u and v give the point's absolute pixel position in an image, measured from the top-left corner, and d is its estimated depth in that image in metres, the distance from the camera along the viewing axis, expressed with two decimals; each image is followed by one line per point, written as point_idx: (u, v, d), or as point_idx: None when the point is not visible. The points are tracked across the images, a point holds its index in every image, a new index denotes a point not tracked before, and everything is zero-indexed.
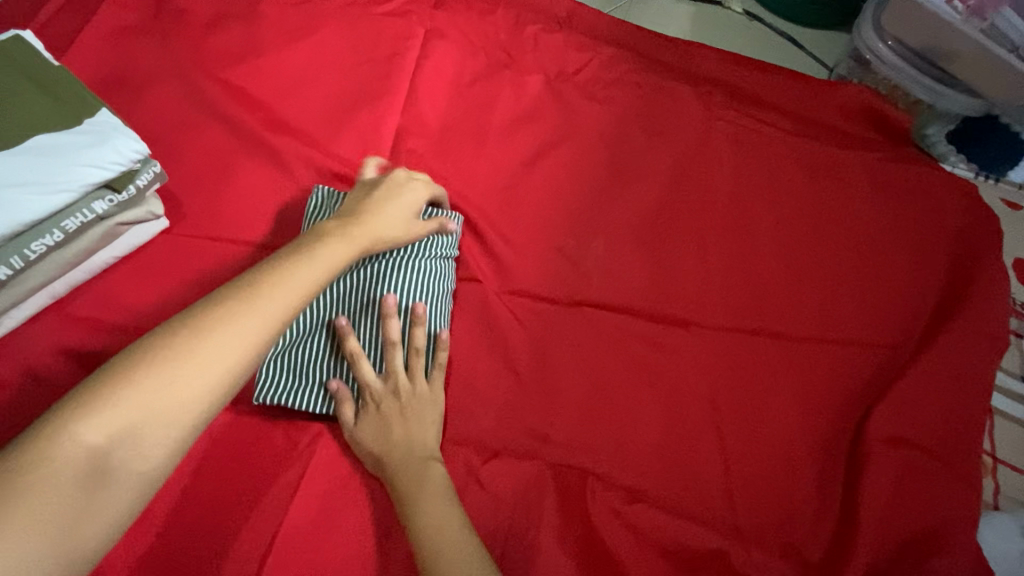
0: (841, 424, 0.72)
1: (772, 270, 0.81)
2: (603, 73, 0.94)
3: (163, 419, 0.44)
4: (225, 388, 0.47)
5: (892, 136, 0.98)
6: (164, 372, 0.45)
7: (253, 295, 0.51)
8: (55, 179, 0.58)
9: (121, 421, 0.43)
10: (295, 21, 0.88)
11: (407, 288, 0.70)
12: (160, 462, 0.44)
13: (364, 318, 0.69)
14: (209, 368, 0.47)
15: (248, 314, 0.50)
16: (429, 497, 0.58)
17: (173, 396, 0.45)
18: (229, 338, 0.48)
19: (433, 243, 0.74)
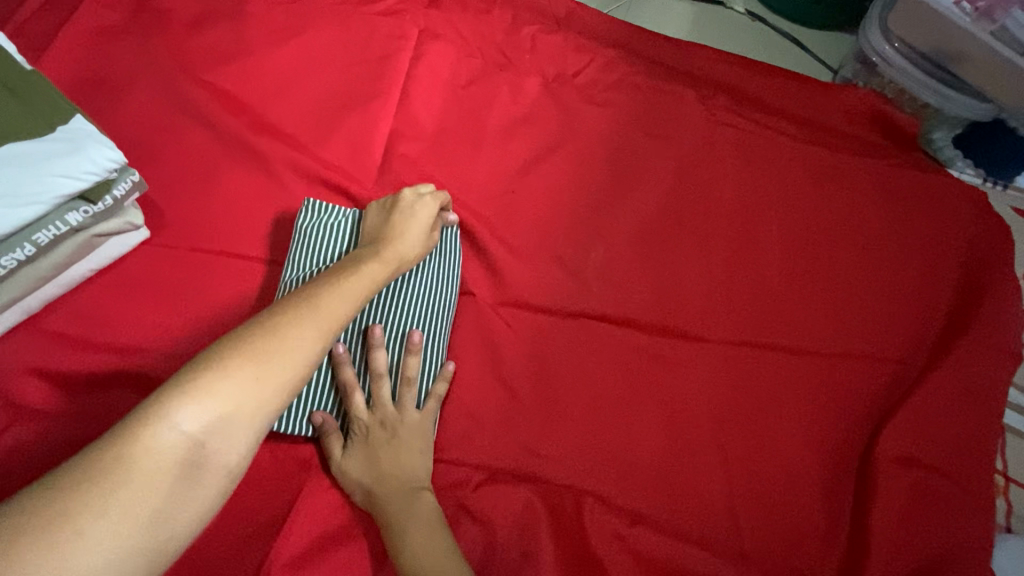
0: (850, 444, 0.70)
1: (778, 282, 0.79)
2: (603, 75, 0.91)
3: (253, 414, 0.43)
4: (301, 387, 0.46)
5: (898, 142, 0.96)
6: (250, 366, 0.44)
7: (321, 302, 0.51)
8: (26, 189, 0.54)
9: (214, 415, 0.42)
10: (283, 21, 0.85)
11: (402, 314, 0.69)
12: (242, 460, 0.43)
13: (356, 343, 0.67)
14: (292, 365, 0.46)
15: (321, 318, 0.50)
16: (417, 535, 0.56)
17: (260, 392, 0.44)
18: (304, 337, 0.47)
19: (428, 264, 0.72)
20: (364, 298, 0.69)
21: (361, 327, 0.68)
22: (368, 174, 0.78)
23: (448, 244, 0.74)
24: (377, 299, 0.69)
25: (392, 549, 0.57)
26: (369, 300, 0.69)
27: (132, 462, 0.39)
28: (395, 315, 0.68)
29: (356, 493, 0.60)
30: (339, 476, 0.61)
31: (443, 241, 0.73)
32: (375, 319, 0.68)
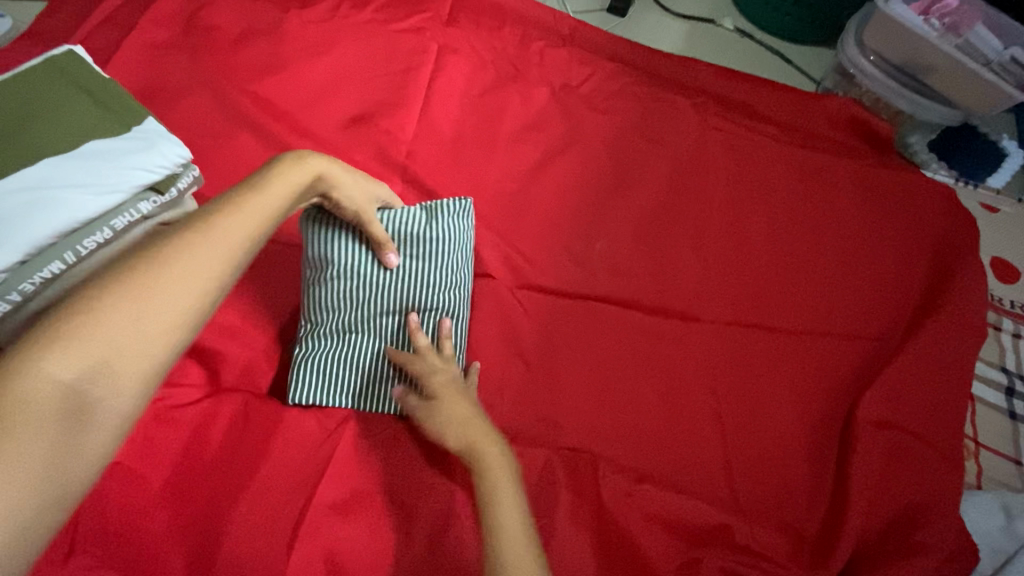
0: (832, 410, 0.77)
1: (765, 267, 0.87)
2: (604, 85, 1.01)
3: (136, 350, 0.40)
4: (201, 312, 0.44)
5: (877, 144, 1.05)
6: (131, 300, 0.41)
7: (217, 227, 0.47)
8: (110, 179, 0.63)
9: (92, 356, 0.38)
10: (316, 37, 0.94)
11: (432, 305, 0.71)
12: (139, 396, 0.40)
13: (393, 329, 0.70)
14: (186, 293, 0.43)
15: (212, 242, 0.46)
16: (505, 507, 0.55)
17: (145, 325, 0.41)
18: (195, 264, 0.44)
19: (453, 252, 0.74)
20: (395, 290, 0.71)
21: (396, 319, 0.70)
22: (396, 172, 0.86)
23: (466, 229, 0.76)
24: (405, 290, 0.71)
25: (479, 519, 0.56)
26: (400, 292, 0.71)
27: None
28: (426, 303, 0.71)
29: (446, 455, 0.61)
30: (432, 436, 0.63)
31: (460, 226, 0.75)
32: (408, 311, 0.71)
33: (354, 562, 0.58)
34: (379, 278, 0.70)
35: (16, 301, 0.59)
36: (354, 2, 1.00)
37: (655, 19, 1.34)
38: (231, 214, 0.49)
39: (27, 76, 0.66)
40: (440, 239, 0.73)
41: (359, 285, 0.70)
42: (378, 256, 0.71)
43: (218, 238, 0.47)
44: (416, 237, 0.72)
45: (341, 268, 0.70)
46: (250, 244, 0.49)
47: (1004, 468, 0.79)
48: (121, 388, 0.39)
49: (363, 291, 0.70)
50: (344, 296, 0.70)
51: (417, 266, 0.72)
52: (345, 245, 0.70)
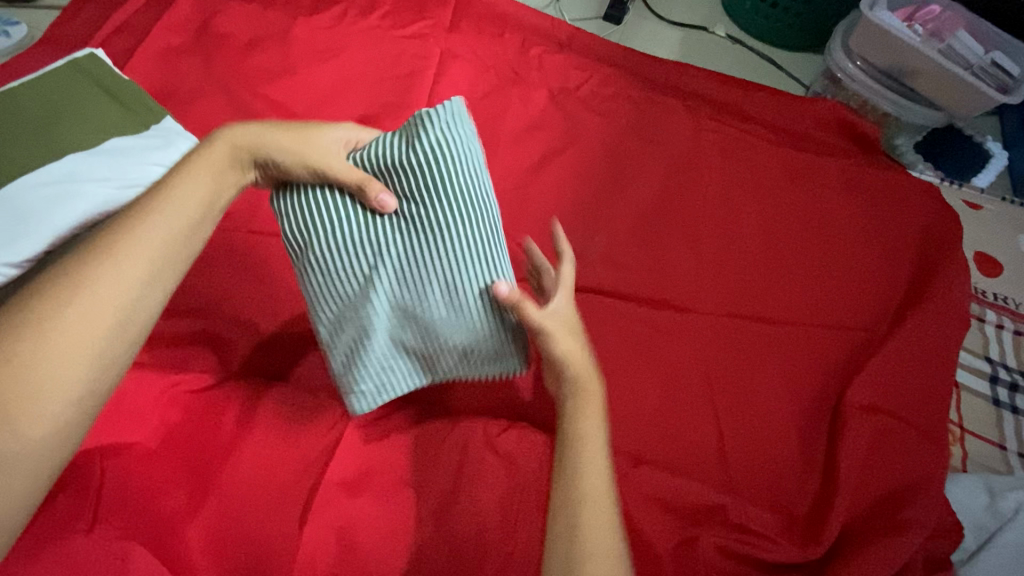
0: (822, 397, 0.80)
1: (757, 262, 0.91)
2: (601, 88, 1.05)
3: (51, 379, 0.42)
4: (115, 333, 0.46)
5: (863, 145, 1.09)
6: (40, 334, 0.43)
7: (123, 256, 0.48)
8: (132, 175, 0.65)
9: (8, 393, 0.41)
10: (324, 43, 0.98)
11: (453, 267, 0.59)
12: (68, 416, 0.43)
13: (424, 309, 0.60)
14: (96, 322, 0.45)
15: (116, 274, 0.47)
16: (597, 475, 0.51)
17: (50, 368, 0.42)
18: (102, 291, 0.46)
19: (454, 184, 0.57)
20: (398, 264, 0.59)
21: (415, 299, 0.60)
22: None
23: (470, 146, 0.58)
24: (411, 259, 0.59)
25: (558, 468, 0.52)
26: (404, 261, 0.59)
27: None
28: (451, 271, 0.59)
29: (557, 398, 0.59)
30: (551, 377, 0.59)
31: (456, 143, 0.57)
32: (423, 286, 0.59)
33: (364, 538, 0.60)
34: (386, 252, 0.59)
35: None
36: (360, 9, 1.04)
37: (649, 26, 1.39)
38: (139, 232, 0.49)
39: (53, 78, 0.70)
40: (436, 175, 0.56)
41: (361, 264, 0.59)
42: (371, 222, 0.58)
43: (123, 271, 0.47)
44: (404, 176, 0.57)
45: (336, 245, 0.58)
46: (161, 269, 0.49)
47: (988, 452, 0.83)
48: (41, 424, 0.42)
49: (367, 272, 0.59)
50: (349, 284, 0.60)
51: (419, 223, 0.58)
52: (329, 214, 0.58)
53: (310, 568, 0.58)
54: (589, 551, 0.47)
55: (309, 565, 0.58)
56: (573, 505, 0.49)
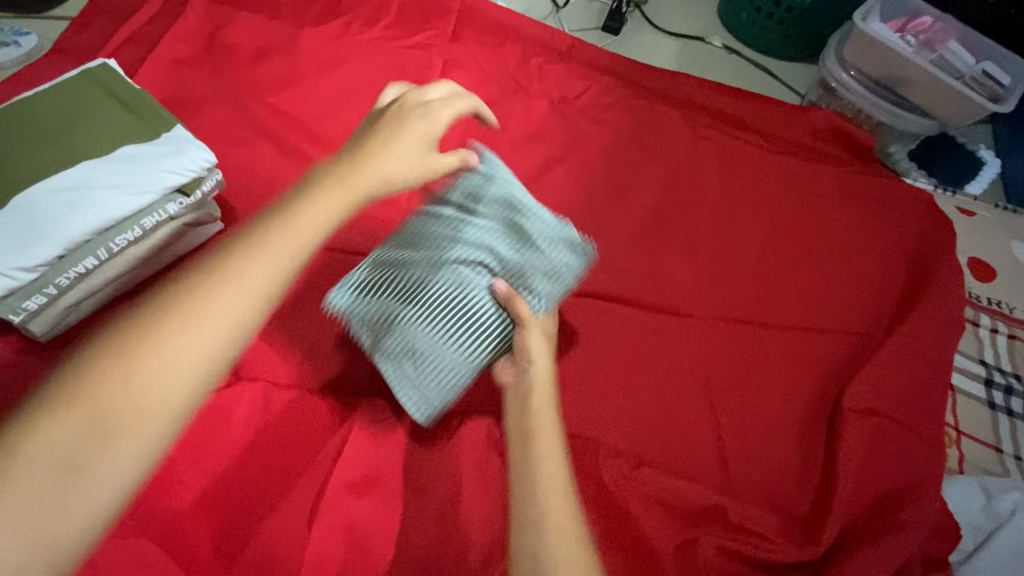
0: (820, 400, 0.81)
1: (756, 267, 0.92)
2: (601, 98, 1.07)
3: (162, 385, 0.41)
4: (227, 344, 0.43)
5: (858, 152, 1.11)
6: (165, 335, 0.42)
7: (236, 279, 0.44)
8: (143, 182, 0.67)
9: (110, 394, 0.40)
10: (329, 53, 1.00)
11: (479, 302, 0.63)
12: (161, 428, 0.41)
13: (431, 300, 0.63)
14: (210, 330, 0.43)
15: (225, 297, 0.44)
16: (553, 468, 0.51)
17: (143, 390, 0.40)
18: (225, 298, 0.44)
19: (530, 277, 0.65)
20: (453, 258, 0.64)
21: (444, 299, 0.63)
22: None
23: (568, 286, 0.67)
24: (475, 271, 0.64)
25: (516, 464, 0.52)
26: (466, 277, 0.64)
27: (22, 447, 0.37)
28: (473, 301, 0.63)
29: (510, 388, 0.60)
30: (512, 361, 0.62)
31: (559, 264, 0.66)
32: (460, 292, 0.63)
33: (371, 537, 0.61)
34: (447, 246, 0.65)
35: (51, 293, 0.64)
36: (365, 21, 1.06)
37: (648, 36, 1.41)
38: (270, 234, 0.47)
39: (67, 88, 0.72)
40: (541, 274, 0.65)
41: (432, 237, 0.67)
42: (484, 228, 0.67)
43: (234, 292, 0.44)
44: (529, 246, 0.66)
45: (441, 230, 0.67)
46: (272, 284, 0.45)
47: (984, 455, 0.84)
48: (128, 438, 0.39)
49: (439, 250, 0.65)
50: (418, 238, 0.68)
51: (503, 266, 0.65)
52: (449, 208, 0.69)
53: (319, 568, 0.59)
54: (552, 541, 0.47)
55: (317, 565, 0.59)
56: (531, 501, 0.49)
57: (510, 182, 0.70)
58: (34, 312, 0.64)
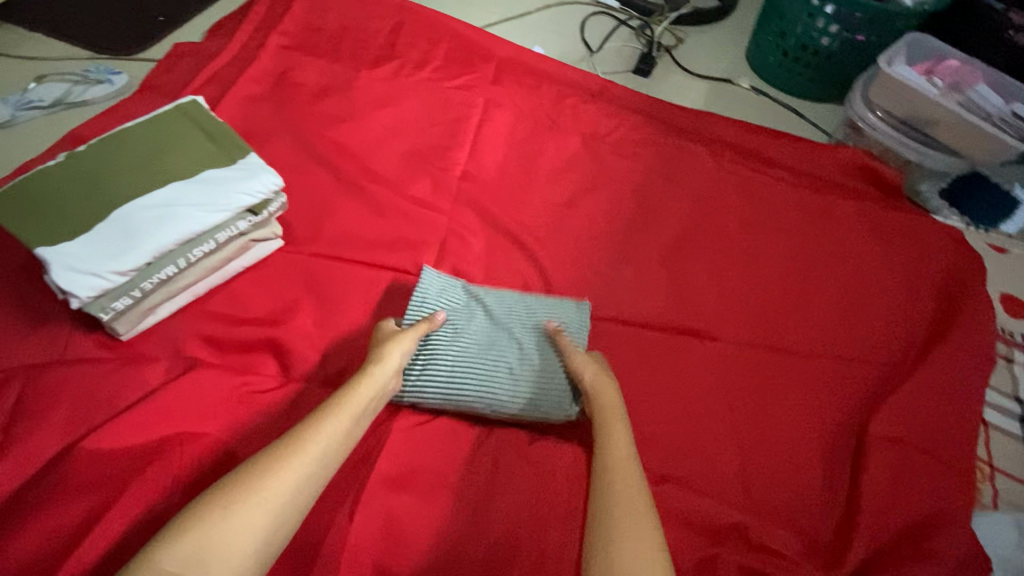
0: (844, 428, 0.82)
1: (779, 295, 0.95)
2: (631, 134, 1.13)
3: (267, 512, 0.53)
4: (316, 485, 0.57)
5: (885, 190, 1.13)
6: (277, 472, 0.55)
7: (311, 451, 0.58)
8: (221, 201, 0.77)
9: (230, 515, 0.51)
10: (381, 93, 1.10)
11: (491, 369, 0.74)
12: (260, 547, 0.51)
13: (465, 344, 0.76)
14: (306, 473, 0.56)
15: (299, 468, 0.56)
16: (629, 491, 0.60)
17: (253, 514, 0.52)
18: (321, 449, 0.58)
19: (532, 389, 0.74)
20: (497, 333, 0.78)
21: (485, 339, 0.77)
22: (446, 203, 0.98)
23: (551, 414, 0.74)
24: (512, 339, 0.77)
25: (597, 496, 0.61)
26: (505, 339, 0.77)
27: (166, 552, 0.49)
28: (487, 367, 0.74)
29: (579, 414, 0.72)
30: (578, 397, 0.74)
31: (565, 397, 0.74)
32: (496, 341, 0.77)
33: (406, 530, 0.65)
34: (503, 323, 0.79)
35: (136, 295, 0.74)
36: (415, 64, 1.17)
37: (677, 78, 1.49)
38: (349, 401, 0.64)
39: (162, 119, 0.83)
40: (543, 393, 0.74)
41: (499, 310, 0.80)
42: (543, 322, 0.80)
43: (326, 447, 0.59)
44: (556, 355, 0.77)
45: (505, 311, 0.80)
46: (348, 440, 0.61)
47: (1020, 492, 0.82)
48: (236, 552, 0.50)
49: (493, 325, 0.79)
50: (494, 301, 0.81)
51: (533, 352, 0.76)
52: (528, 302, 0.82)
53: (357, 555, 0.63)
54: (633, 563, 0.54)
55: (355, 553, 0.63)
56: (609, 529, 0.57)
57: (584, 320, 0.82)
58: (120, 312, 0.73)
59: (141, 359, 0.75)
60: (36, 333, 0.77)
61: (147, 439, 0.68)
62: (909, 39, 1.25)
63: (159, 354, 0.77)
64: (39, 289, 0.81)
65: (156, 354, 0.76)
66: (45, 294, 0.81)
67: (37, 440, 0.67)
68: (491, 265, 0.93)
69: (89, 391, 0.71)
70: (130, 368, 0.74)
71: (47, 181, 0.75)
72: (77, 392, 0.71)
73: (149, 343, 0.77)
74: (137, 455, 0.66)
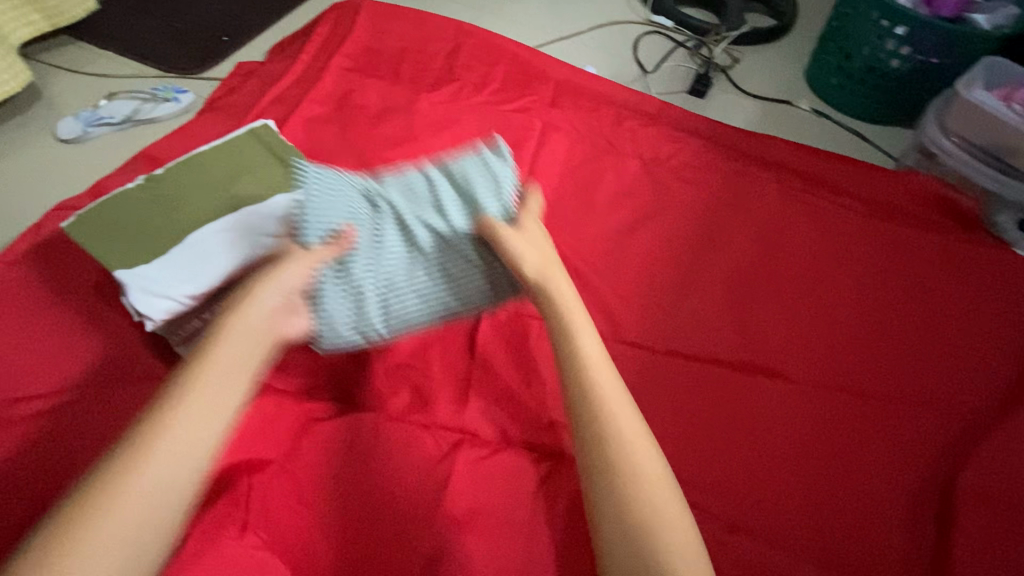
0: (929, 479, 0.78)
1: (853, 332, 0.90)
2: (692, 159, 1.10)
3: (129, 507, 0.47)
4: (190, 462, 0.50)
5: (962, 222, 1.06)
6: (133, 462, 0.48)
7: (171, 430, 0.50)
8: None
9: (86, 521, 0.46)
10: (440, 115, 1.11)
11: (423, 285, 0.74)
12: (133, 545, 0.46)
13: (383, 263, 0.73)
14: (172, 453, 0.50)
15: (164, 451, 0.49)
16: (648, 468, 0.57)
17: (113, 514, 0.46)
18: (186, 424, 0.51)
19: (467, 289, 0.75)
20: (417, 243, 0.75)
21: (403, 239, 0.75)
22: None
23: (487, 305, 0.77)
24: (428, 233, 0.75)
25: (610, 475, 0.56)
26: (426, 248, 0.75)
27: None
28: (420, 282, 0.74)
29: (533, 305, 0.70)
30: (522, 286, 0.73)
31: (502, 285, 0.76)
32: (416, 238, 0.75)
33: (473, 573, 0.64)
34: (418, 228, 0.75)
35: (206, 318, 0.74)
36: (473, 86, 1.17)
37: (733, 99, 1.45)
38: (217, 361, 0.55)
39: (236, 143, 0.84)
40: (480, 291, 0.76)
41: (409, 217, 0.76)
42: (458, 200, 0.77)
43: (192, 421, 0.51)
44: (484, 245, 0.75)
45: (421, 220, 0.75)
46: (221, 403, 0.53)
47: None
48: (98, 560, 0.45)
49: (410, 234, 0.75)
50: (400, 207, 0.76)
51: (458, 234, 0.75)
52: (439, 199, 0.77)
53: None
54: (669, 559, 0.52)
55: None
56: (651, 541, 0.53)
57: (507, 181, 0.80)
58: (192, 334, 0.74)
59: None
60: (109, 352, 0.78)
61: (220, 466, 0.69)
62: (988, 62, 1.19)
63: None
64: (113, 307, 0.83)
65: None
66: (118, 312, 0.82)
67: None
68: None
69: None
70: None
71: (130, 204, 0.77)
72: None
73: None
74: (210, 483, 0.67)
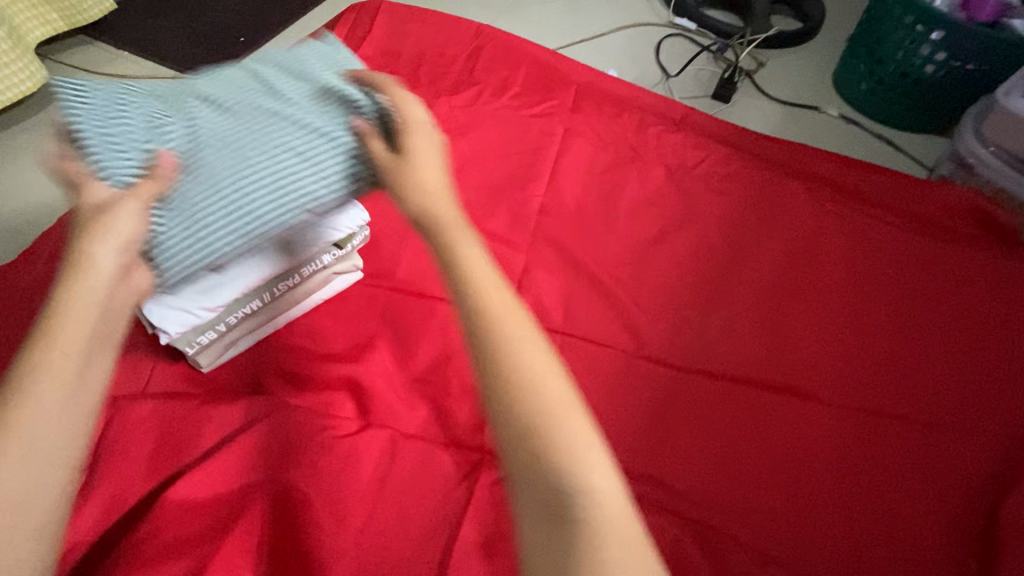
0: (970, 511, 0.74)
1: (887, 353, 0.86)
2: (718, 167, 1.07)
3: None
4: (61, 428, 0.45)
5: (1006, 239, 1.01)
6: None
7: (25, 403, 0.44)
8: (310, 235, 0.74)
9: None
10: (460, 120, 1.08)
11: (280, 193, 0.67)
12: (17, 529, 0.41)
13: (228, 173, 0.65)
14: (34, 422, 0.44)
15: (21, 424, 0.43)
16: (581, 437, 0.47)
17: None
18: (43, 390, 0.45)
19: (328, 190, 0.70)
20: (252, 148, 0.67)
21: (239, 137, 0.67)
22: (526, 238, 0.95)
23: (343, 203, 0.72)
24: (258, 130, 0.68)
25: (528, 447, 0.46)
26: (267, 152, 0.67)
27: None
28: (275, 189, 0.67)
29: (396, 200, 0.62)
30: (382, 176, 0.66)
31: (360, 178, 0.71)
32: (259, 140, 0.67)
33: None
34: (261, 132, 0.68)
35: (220, 329, 0.74)
36: (494, 90, 1.14)
37: (758, 104, 1.41)
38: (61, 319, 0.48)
39: None
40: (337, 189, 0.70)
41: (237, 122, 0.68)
42: (293, 90, 0.72)
43: (50, 385, 0.45)
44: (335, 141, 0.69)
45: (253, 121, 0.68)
46: (82, 359, 0.47)
47: None
48: None
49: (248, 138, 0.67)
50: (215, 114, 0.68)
51: (314, 120, 0.70)
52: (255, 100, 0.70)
53: None
54: (592, 523, 0.44)
55: None
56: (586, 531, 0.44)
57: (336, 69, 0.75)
58: (206, 345, 0.73)
59: (225, 395, 0.75)
60: (124, 363, 0.77)
61: (233, 485, 0.66)
62: None
63: (242, 391, 0.76)
64: None
65: (239, 391, 0.76)
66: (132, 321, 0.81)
67: (125, 479, 0.67)
68: (573, 307, 0.88)
69: (174, 428, 0.71)
70: (214, 407, 0.72)
71: None
72: (163, 429, 0.71)
73: (233, 379, 0.77)
74: (223, 503, 0.65)
